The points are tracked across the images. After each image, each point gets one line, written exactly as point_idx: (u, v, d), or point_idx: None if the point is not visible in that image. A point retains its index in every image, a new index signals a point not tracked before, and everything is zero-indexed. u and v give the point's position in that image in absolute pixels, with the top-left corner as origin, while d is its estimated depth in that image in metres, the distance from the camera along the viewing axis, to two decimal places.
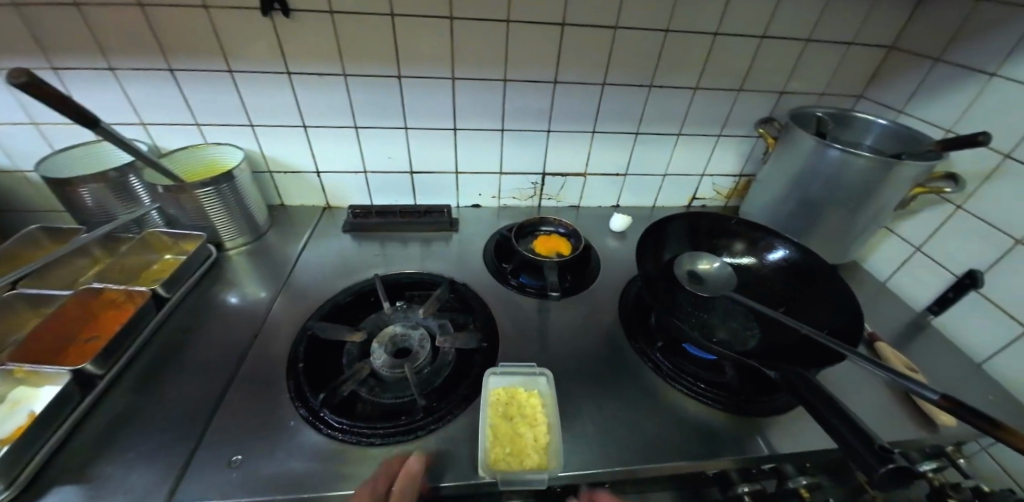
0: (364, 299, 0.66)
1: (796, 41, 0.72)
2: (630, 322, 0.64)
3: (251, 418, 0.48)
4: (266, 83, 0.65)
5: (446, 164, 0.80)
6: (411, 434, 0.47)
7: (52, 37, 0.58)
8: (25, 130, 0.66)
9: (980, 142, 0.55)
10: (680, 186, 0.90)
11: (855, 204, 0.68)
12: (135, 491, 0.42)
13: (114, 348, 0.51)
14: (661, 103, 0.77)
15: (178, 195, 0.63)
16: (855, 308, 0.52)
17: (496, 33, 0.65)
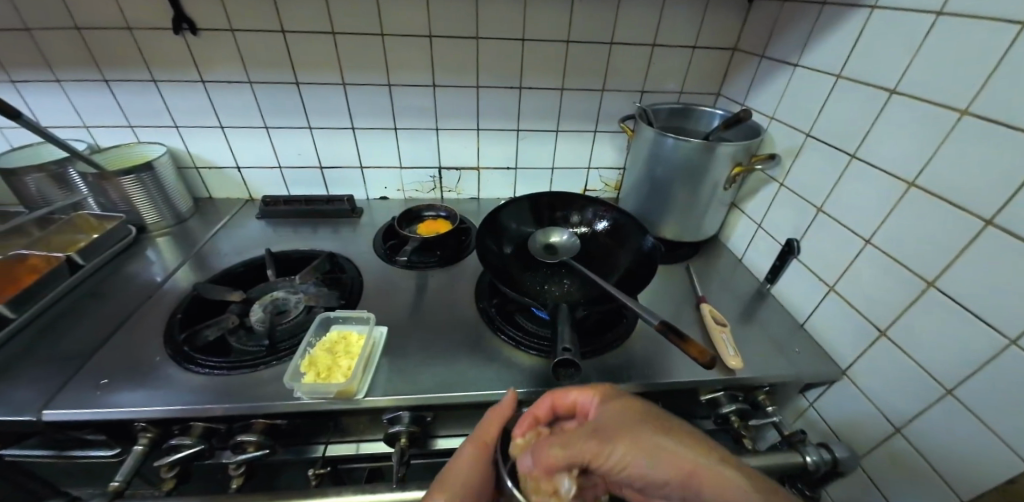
0: (257, 270, 0.76)
1: (642, 46, 0.82)
2: (484, 287, 0.72)
3: (128, 355, 0.59)
4: (186, 89, 0.79)
5: (350, 159, 0.92)
6: (254, 367, 0.57)
7: (9, 55, 0.73)
8: None
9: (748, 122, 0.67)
10: (570, 179, 1.00)
11: (689, 184, 0.77)
12: (15, 402, 0.52)
13: (27, 298, 0.62)
14: (534, 102, 0.88)
15: (104, 184, 0.77)
16: None
17: (374, 45, 0.78)
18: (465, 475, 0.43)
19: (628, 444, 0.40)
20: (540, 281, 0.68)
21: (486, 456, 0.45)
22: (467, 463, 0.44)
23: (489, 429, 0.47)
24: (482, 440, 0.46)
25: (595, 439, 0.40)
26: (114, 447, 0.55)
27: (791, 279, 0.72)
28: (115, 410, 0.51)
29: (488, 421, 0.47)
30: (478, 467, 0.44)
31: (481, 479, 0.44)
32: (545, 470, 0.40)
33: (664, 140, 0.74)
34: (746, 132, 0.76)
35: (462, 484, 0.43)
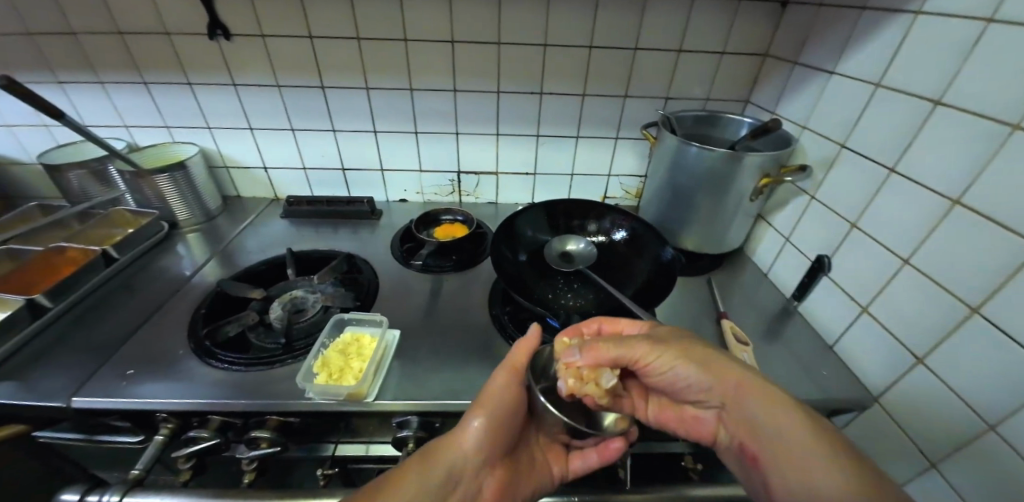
0: (278, 268, 0.78)
1: (667, 52, 0.80)
2: (498, 294, 0.72)
3: (153, 347, 0.61)
4: (219, 92, 0.83)
5: (371, 161, 0.93)
6: (269, 365, 0.58)
7: (59, 59, 0.78)
8: (39, 130, 0.88)
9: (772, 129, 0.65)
10: (589, 185, 0.99)
11: (713, 195, 0.75)
12: (49, 388, 0.55)
13: (65, 288, 0.66)
14: (554, 107, 0.87)
15: (141, 181, 0.81)
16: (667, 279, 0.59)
17: (397, 49, 0.79)
18: (502, 395, 0.46)
19: (675, 357, 0.48)
20: (555, 289, 0.67)
21: (519, 378, 0.48)
22: (503, 385, 0.47)
23: (519, 355, 0.49)
24: (512, 364, 0.49)
25: (643, 353, 0.48)
26: (139, 434, 0.57)
27: (820, 297, 0.68)
28: (138, 402, 0.53)
29: (516, 350, 0.50)
30: (512, 389, 0.47)
31: (516, 399, 0.47)
32: (593, 366, 0.47)
33: (688, 148, 0.72)
34: (774, 142, 0.73)
35: (500, 401, 0.46)
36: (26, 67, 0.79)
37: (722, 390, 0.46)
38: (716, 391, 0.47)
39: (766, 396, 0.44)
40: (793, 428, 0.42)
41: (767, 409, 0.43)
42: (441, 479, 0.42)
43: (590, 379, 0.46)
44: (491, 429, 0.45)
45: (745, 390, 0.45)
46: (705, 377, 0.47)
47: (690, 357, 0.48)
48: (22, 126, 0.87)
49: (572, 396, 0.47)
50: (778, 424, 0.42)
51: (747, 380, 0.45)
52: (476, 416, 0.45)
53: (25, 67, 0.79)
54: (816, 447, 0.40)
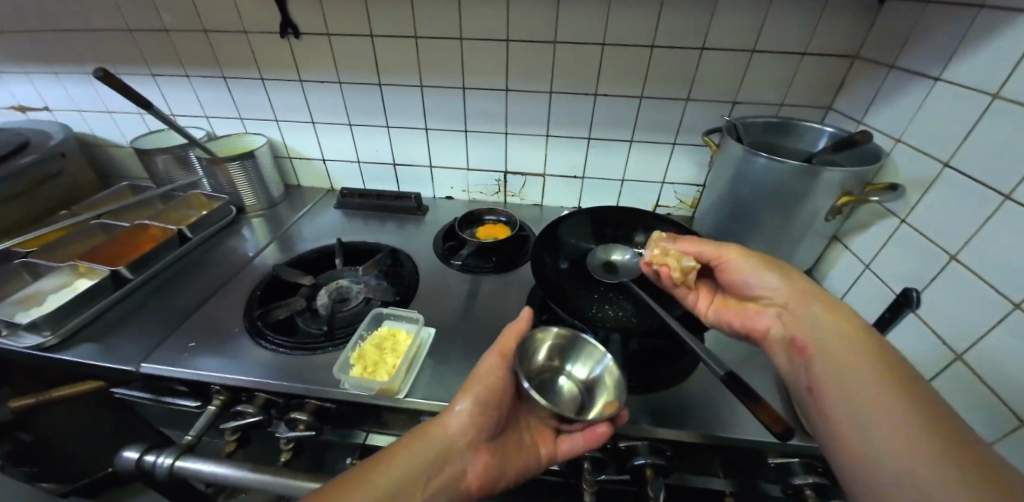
0: (328, 257, 0.82)
1: (737, 52, 0.74)
2: (535, 301, 0.70)
3: (212, 323, 0.66)
4: (287, 87, 0.88)
5: (421, 158, 0.95)
6: (311, 350, 0.61)
7: (155, 55, 0.87)
8: (136, 118, 0.99)
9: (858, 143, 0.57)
10: (640, 192, 0.94)
11: (780, 212, 0.68)
12: (124, 352, 0.61)
13: (145, 263, 0.74)
14: (608, 110, 0.83)
15: (215, 168, 0.88)
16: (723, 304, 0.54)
17: (453, 49, 0.79)
18: (488, 379, 0.46)
19: (756, 260, 0.53)
20: (596, 301, 0.64)
21: (507, 363, 0.48)
22: (489, 369, 0.47)
23: (507, 340, 0.49)
24: (501, 349, 0.48)
25: (730, 254, 0.55)
26: (196, 399, 0.62)
27: (903, 337, 0.59)
28: (194, 373, 0.58)
29: (506, 333, 0.50)
30: (499, 373, 0.47)
31: (502, 383, 0.46)
32: (680, 250, 0.59)
33: (755, 159, 0.65)
34: (858, 156, 0.65)
35: (486, 386, 0.46)
36: (129, 63, 0.89)
37: (801, 302, 0.47)
38: (794, 304, 0.48)
39: (850, 327, 0.43)
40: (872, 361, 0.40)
41: (846, 339, 0.43)
42: (423, 463, 0.41)
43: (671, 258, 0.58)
44: (476, 414, 0.44)
45: (835, 320, 0.45)
46: (791, 285, 0.49)
47: (782, 269, 0.51)
48: (122, 113, 0.98)
49: (651, 264, 0.59)
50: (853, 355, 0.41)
51: (832, 307, 0.46)
52: (461, 401, 0.44)
53: (129, 62, 0.89)
54: (898, 389, 0.38)
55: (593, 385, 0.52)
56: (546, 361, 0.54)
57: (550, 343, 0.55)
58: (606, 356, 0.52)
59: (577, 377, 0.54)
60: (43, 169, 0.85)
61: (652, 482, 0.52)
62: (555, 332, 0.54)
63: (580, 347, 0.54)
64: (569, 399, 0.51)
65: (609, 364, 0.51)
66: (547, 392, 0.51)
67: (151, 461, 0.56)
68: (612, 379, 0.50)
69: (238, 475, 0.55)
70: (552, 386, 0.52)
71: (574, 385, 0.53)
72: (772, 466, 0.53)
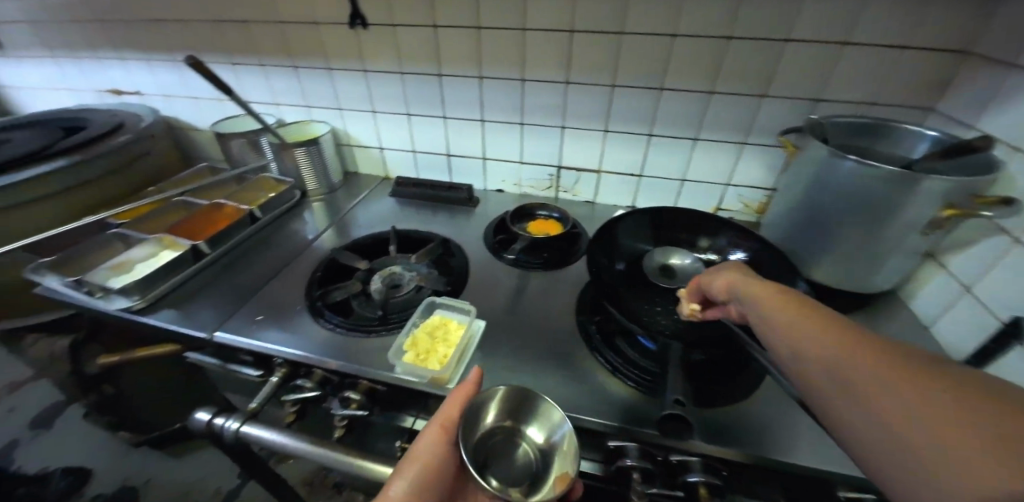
0: (382, 243, 0.84)
1: (826, 44, 0.67)
2: (587, 301, 0.68)
3: (277, 299, 0.70)
4: (352, 77, 0.91)
5: (475, 150, 0.95)
6: (366, 333, 0.63)
7: (236, 44, 0.93)
8: (216, 103, 1.06)
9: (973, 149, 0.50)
10: (701, 194, 0.89)
11: (865, 223, 0.61)
12: (200, 320, 0.66)
13: (220, 239, 0.80)
14: (673, 105, 0.79)
15: (284, 153, 0.93)
16: None
17: (515, 39, 0.78)
18: (427, 457, 0.43)
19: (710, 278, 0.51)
20: (653, 305, 0.61)
21: (448, 436, 0.45)
22: (426, 447, 0.44)
23: (450, 409, 0.46)
24: (444, 421, 0.46)
25: (704, 277, 0.52)
26: (259, 369, 0.65)
27: (1010, 373, 0.52)
28: (260, 345, 0.61)
29: (450, 402, 0.47)
30: (439, 448, 0.44)
31: (442, 460, 0.44)
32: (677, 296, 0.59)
33: (842, 161, 0.60)
34: (967, 165, 0.57)
35: (423, 464, 0.43)
36: (213, 52, 0.96)
37: (754, 296, 0.44)
38: (749, 299, 0.44)
39: (800, 309, 0.39)
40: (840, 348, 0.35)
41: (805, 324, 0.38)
42: None
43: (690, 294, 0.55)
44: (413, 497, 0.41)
45: (786, 304, 0.41)
46: (735, 286, 0.47)
47: (736, 273, 0.48)
48: (204, 99, 1.06)
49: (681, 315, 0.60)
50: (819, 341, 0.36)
51: (779, 292, 0.42)
52: (396, 483, 0.41)
53: (213, 52, 0.96)
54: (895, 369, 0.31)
55: (550, 452, 0.48)
56: (498, 421, 0.50)
57: (500, 403, 0.50)
58: (563, 421, 0.48)
59: (533, 441, 0.49)
60: (138, 147, 0.94)
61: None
62: (506, 390, 0.50)
63: (537, 408, 0.50)
64: (521, 468, 0.47)
65: (565, 430, 0.47)
66: (497, 460, 0.47)
67: (221, 423, 0.61)
68: (567, 448, 0.46)
69: (295, 445, 0.58)
70: (505, 452, 0.48)
71: (529, 451, 0.49)
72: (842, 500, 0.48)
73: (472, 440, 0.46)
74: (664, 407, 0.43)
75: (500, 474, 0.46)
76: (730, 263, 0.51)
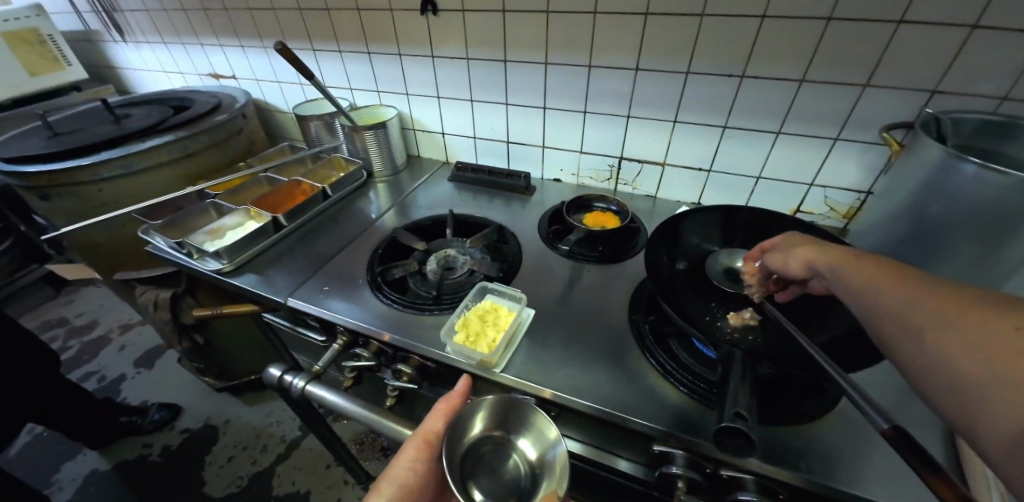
0: (440, 226, 0.87)
1: (955, 26, 0.57)
2: (642, 299, 0.66)
3: (342, 271, 0.75)
4: (420, 62, 0.93)
5: (535, 138, 0.95)
6: (420, 311, 0.65)
7: (317, 31, 0.99)
8: (297, 87, 1.15)
9: None
10: (779, 193, 0.81)
11: (984, 239, 0.52)
12: (277, 285, 0.73)
13: (296, 213, 0.87)
14: (756, 94, 0.72)
15: (354, 135, 0.99)
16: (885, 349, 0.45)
17: (584, 23, 0.75)
18: (405, 475, 0.46)
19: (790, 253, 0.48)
20: (713, 309, 0.57)
21: (430, 450, 0.48)
22: (409, 462, 0.47)
23: (431, 424, 0.49)
24: (427, 434, 0.49)
25: (774, 256, 0.50)
26: (323, 334, 0.71)
27: None
28: (325, 313, 0.67)
29: (434, 414, 0.50)
30: (415, 465, 0.47)
31: (421, 476, 0.47)
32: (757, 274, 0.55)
33: (961, 164, 0.51)
34: None
35: (400, 483, 0.46)
36: (297, 39, 1.03)
37: (828, 264, 0.43)
38: (823, 269, 0.43)
39: (879, 269, 0.38)
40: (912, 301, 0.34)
41: (876, 283, 0.37)
42: None
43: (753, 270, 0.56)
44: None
45: (855, 266, 0.40)
46: (807, 257, 0.46)
47: (808, 244, 0.47)
48: (288, 82, 1.15)
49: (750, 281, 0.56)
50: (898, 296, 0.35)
51: (852, 258, 0.41)
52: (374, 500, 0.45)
53: (297, 39, 1.03)
54: (964, 314, 0.31)
55: (541, 467, 0.47)
56: (485, 431, 0.51)
57: (486, 413, 0.50)
58: (557, 439, 0.47)
59: (524, 454, 0.49)
60: (233, 126, 1.03)
61: None
62: (493, 400, 0.50)
63: (528, 420, 0.50)
64: (509, 481, 0.47)
65: (557, 448, 0.46)
66: (485, 470, 0.48)
67: (290, 380, 0.67)
68: (558, 466, 0.45)
69: (351, 408, 0.62)
70: (494, 461, 0.49)
71: (519, 463, 0.49)
72: None
73: (458, 450, 0.48)
74: (723, 419, 0.41)
75: (486, 486, 0.46)
76: (792, 234, 0.51)
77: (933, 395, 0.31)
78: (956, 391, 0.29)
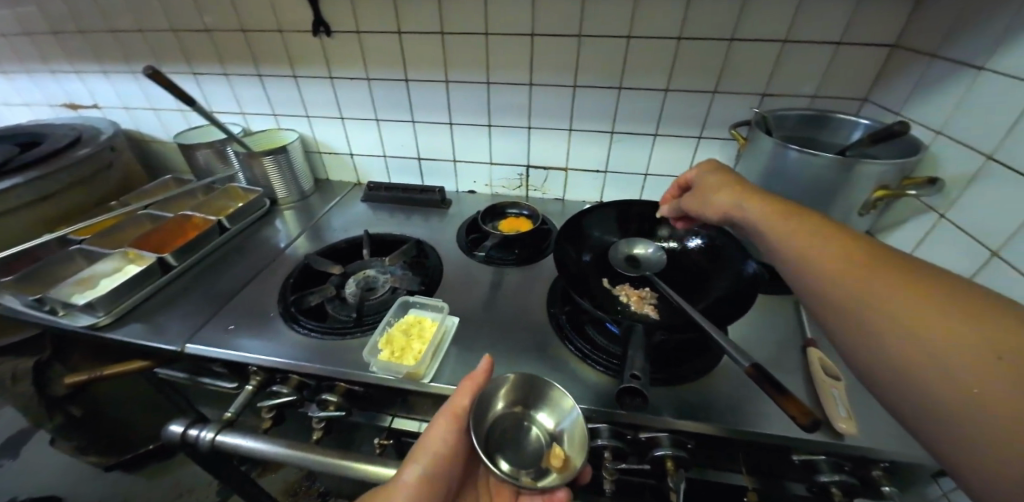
0: (356, 248, 0.85)
1: (769, 43, 0.71)
2: (557, 293, 0.71)
3: (250, 307, 0.70)
4: (318, 85, 0.91)
5: (445, 153, 0.97)
6: (341, 335, 0.63)
7: (197, 53, 0.92)
8: (177, 114, 1.05)
9: (898, 131, 0.56)
10: (664, 187, 0.93)
11: (811, 207, 0.66)
12: (171, 332, 0.66)
13: (188, 250, 0.79)
14: (633, 103, 0.82)
15: (251, 161, 0.92)
16: (744, 305, 0.56)
17: (478, 44, 0.80)
18: (437, 445, 0.47)
19: (722, 187, 0.56)
20: (616, 293, 0.64)
21: (458, 424, 0.48)
22: (438, 434, 0.47)
23: (460, 399, 0.49)
24: (454, 409, 0.49)
25: (692, 198, 0.59)
26: (233, 380, 0.66)
27: None
28: (232, 352, 0.61)
29: (460, 391, 0.50)
30: (448, 435, 0.48)
31: (451, 447, 0.47)
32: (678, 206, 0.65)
33: (787, 151, 0.64)
34: (901, 148, 0.64)
35: (435, 452, 0.46)
36: (173, 62, 0.94)
37: (750, 214, 0.51)
38: (745, 216, 0.51)
39: (809, 224, 0.45)
40: (859, 269, 0.39)
41: (809, 244, 0.43)
42: None
43: (624, 288, 0.65)
44: (426, 481, 0.44)
45: (783, 214, 0.47)
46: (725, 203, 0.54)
47: (728, 187, 0.55)
48: (165, 109, 1.05)
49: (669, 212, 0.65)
50: (844, 269, 0.40)
51: (779, 212, 0.48)
52: (410, 469, 0.45)
53: (173, 62, 0.94)
54: (892, 279, 0.37)
55: (560, 435, 0.51)
56: (508, 408, 0.53)
57: (510, 391, 0.53)
58: (571, 408, 0.51)
59: (544, 426, 0.53)
60: (101, 160, 0.91)
61: (673, 473, 0.52)
62: (516, 378, 0.53)
63: (547, 395, 0.53)
64: (534, 451, 0.50)
65: (574, 416, 0.50)
66: (512, 447, 0.51)
67: (194, 434, 0.60)
68: (577, 433, 0.49)
69: (274, 451, 0.58)
70: (518, 437, 0.52)
71: (540, 435, 0.52)
72: (798, 462, 0.53)
73: (484, 426, 0.50)
74: (622, 381, 0.48)
75: (511, 457, 0.49)
76: (718, 174, 0.58)
77: (867, 354, 0.37)
78: (887, 346, 0.36)
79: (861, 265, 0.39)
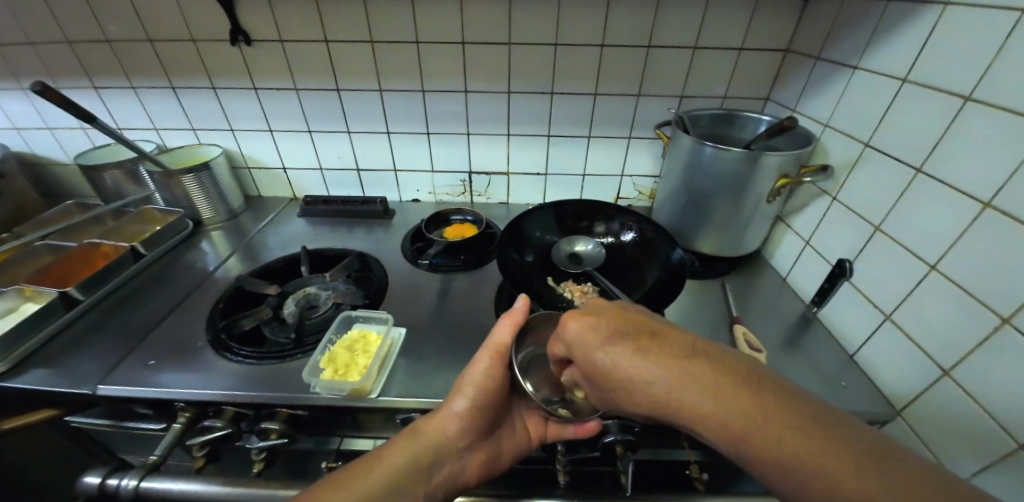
0: (293, 265, 0.81)
1: (682, 49, 0.78)
2: (504, 295, 0.72)
3: (173, 338, 0.65)
4: (241, 97, 0.86)
5: (384, 163, 0.96)
6: (279, 358, 0.60)
7: (95, 65, 0.83)
8: (76, 132, 0.94)
9: (788, 126, 0.64)
10: (601, 186, 0.98)
11: (728, 197, 0.73)
12: (79, 374, 0.59)
13: (96, 282, 0.71)
14: (566, 107, 0.86)
15: (169, 181, 0.85)
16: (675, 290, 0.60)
17: (410, 52, 0.80)
18: (484, 379, 0.50)
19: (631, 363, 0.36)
20: (561, 290, 0.66)
21: (502, 360, 0.50)
22: (485, 369, 0.50)
23: (502, 336, 0.50)
24: (497, 346, 0.50)
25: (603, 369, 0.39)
26: (161, 420, 0.60)
27: (844, 304, 0.67)
28: (154, 389, 0.56)
29: (504, 326, 0.51)
30: (492, 371, 0.50)
31: (496, 381, 0.50)
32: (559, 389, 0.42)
33: (703, 148, 0.70)
34: (797, 140, 0.72)
35: (481, 386, 0.50)
36: (68, 76, 0.85)
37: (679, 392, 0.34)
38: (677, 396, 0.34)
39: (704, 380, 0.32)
40: (706, 391, 0.32)
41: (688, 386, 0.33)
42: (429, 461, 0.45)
43: (567, 284, 0.67)
44: (475, 409, 0.49)
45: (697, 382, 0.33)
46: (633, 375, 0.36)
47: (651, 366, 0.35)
48: (62, 128, 0.94)
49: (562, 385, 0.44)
50: (687, 395, 0.33)
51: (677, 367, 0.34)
52: (459, 401, 0.48)
53: (67, 76, 0.85)
54: (733, 393, 0.32)
55: None
56: None
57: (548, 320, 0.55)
58: None
59: None
60: None
61: (622, 457, 0.56)
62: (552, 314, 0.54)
63: None
64: None
65: None
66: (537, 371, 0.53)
67: (114, 483, 0.54)
68: None
69: (209, 490, 0.54)
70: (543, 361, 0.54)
71: None
72: None
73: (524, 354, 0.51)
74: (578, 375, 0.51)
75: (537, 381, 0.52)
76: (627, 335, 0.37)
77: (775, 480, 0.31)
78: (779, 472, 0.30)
79: (698, 371, 0.33)
